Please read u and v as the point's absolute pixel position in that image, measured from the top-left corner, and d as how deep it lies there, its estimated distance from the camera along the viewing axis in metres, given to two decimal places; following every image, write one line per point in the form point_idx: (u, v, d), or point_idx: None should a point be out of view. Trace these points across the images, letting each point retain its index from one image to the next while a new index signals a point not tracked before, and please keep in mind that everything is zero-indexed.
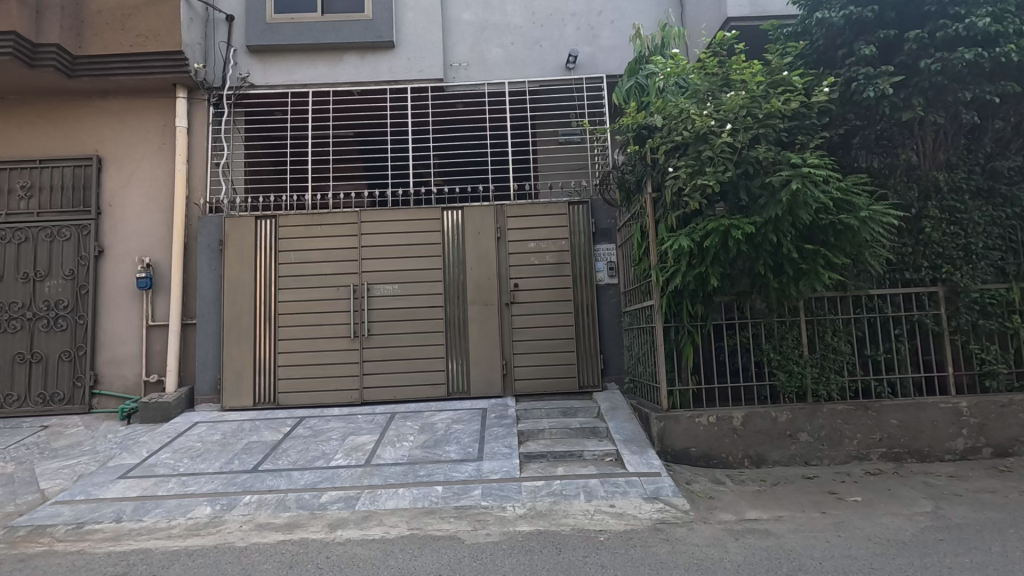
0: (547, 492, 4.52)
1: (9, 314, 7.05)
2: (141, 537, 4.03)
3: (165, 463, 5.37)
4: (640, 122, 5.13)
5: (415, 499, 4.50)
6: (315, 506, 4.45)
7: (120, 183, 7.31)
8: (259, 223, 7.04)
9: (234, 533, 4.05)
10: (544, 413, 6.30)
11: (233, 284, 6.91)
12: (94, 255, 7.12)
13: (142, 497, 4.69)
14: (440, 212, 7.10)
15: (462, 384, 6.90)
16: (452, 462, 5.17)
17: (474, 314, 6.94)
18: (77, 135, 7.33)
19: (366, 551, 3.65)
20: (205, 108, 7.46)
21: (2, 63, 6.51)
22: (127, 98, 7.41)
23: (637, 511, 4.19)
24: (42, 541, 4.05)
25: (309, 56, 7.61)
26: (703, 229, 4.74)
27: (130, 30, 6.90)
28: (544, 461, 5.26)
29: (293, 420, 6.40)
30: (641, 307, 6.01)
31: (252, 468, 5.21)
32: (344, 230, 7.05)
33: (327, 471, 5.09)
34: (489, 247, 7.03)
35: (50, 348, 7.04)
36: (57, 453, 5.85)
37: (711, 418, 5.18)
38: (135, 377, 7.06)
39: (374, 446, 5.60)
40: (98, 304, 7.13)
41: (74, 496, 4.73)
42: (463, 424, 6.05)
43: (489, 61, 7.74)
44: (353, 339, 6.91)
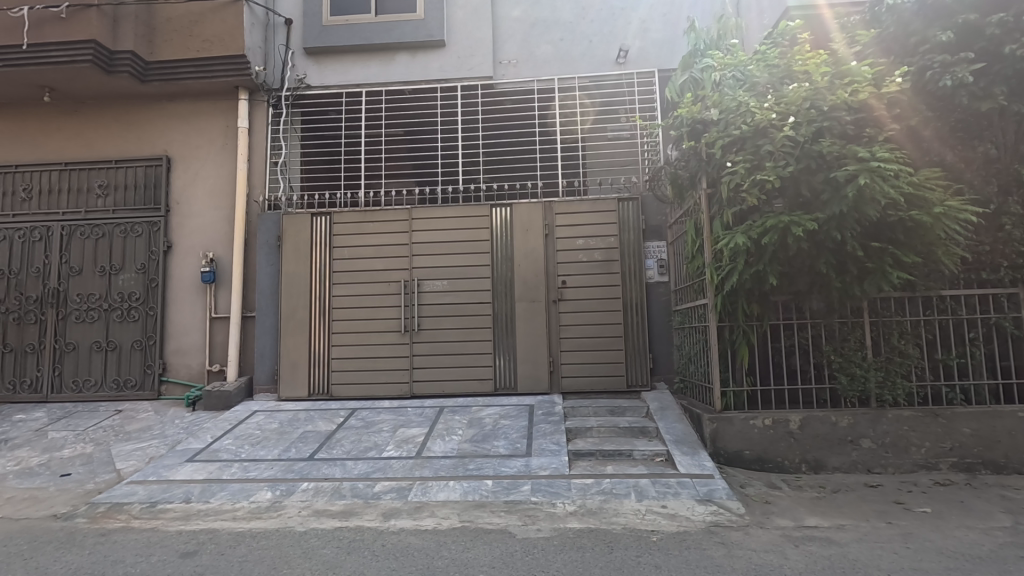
0: (597, 491, 4.50)
1: (87, 305, 7.53)
2: (208, 517, 4.25)
3: (228, 449, 5.63)
4: (696, 116, 5.02)
5: (466, 492, 4.56)
6: (369, 495, 4.57)
7: (187, 182, 7.69)
8: (315, 220, 7.26)
9: (294, 518, 4.21)
10: (591, 411, 6.27)
11: (290, 279, 7.17)
12: (163, 250, 7.53)
13: (208, 480, 4.94)
14: (489, 209, 7.15)
15: (509, 380, 6.93)
16: (501, 457, 5.21)
17: (521, 311, 6.97)
18: (148, 137, 7.75)
19: (420, 541, 3.72)
20: (265, 109, 7.75)
21: (82, 69, 6.95)
22: (193, 100, 7.79)
23: (689, 513, 4.12)
24: (120, 517, 4.32)
25: (363, 57, 7.81)
26: (762, 226, 4.58)
27: (197, 36, 7.25)
28: (593, 459, 5.23)
29: (346, 411, 6.59)
30: (694, 306, 5.88)
31: (308, 456, 5.40)
32: (396, 226, 7.21)
33: (380, 461, 5.22)
34: (537, 244, 7.04)
35: (123, 337, 7.49)
36: (131, 436, 6.22)
37: (767, 420, 5.03)
38: (199, 366, 7.42)
39: (424, 439, 5.70)
40: (167, 296, 7.53)
41: (146, 477, 5.02)
42: (511, 420, 6.09)
43: (538, 57, 7.74)
44: (403, 333, 7.06)
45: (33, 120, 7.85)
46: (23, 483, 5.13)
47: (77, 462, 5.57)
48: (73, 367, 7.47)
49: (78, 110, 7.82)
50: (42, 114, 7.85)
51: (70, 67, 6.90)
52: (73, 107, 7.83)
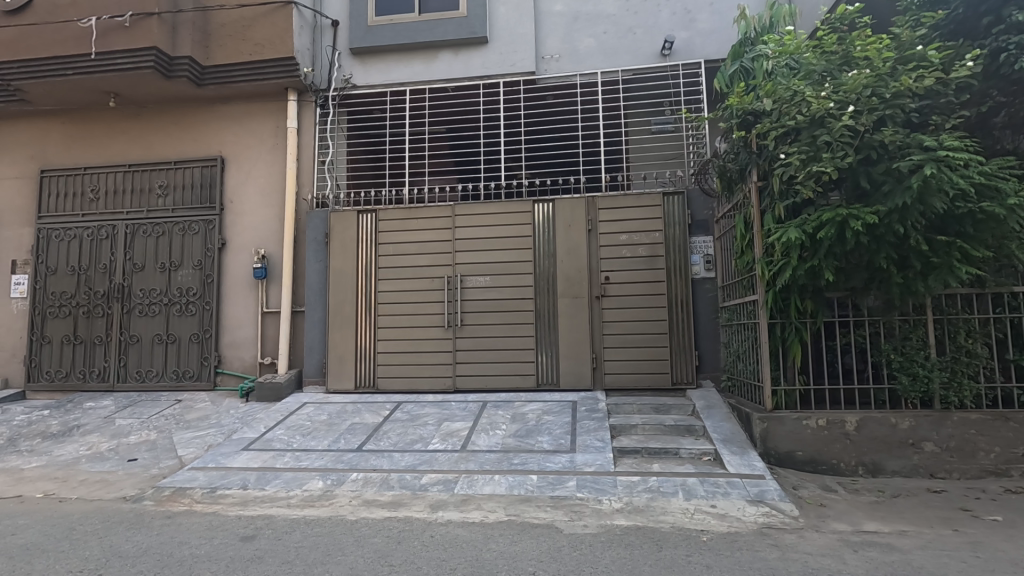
0: (644, 488, 4.46)
1: (150, 300, 7.92)
2: (264, 504, 4.42)
3: (281, 439, 5.83)
4: (747, 107, 4.88)
5: (511, 486, 4.59)
6: (416, 487, 4.66)
7: (240, 181, 7.98)
8: (361, 217, 7.43)
9: (345, 507, 4.33)
10: (636, 408, 6.22)
11: (337, 275, 7.35)
12: (219, 247, 7.84)
13: (263, 468, 5.13)
14: (531, 205, 7.15)
15: (551, 376, 6.92)
16: (545, 453, 5.22)
17: (564, 307, 6.95)
18: (204, 138, 8.08)
19: (467, 533, 3.76)
20: (313, 109, 7.95)
21: (144, 75, 7.29)
22: (246, 102, 8.07)
23: (740, 513, 4.03)
24: (184, 501, 4.54)
25: (407, 56, 7.91)
26: (817, 219, 4.42)
27: (250, 40, 7.51)
28: (638, 457, 5.17)
29: (392, 404, 6.72)
30: (743, 302, 5.73)
31: (357, 447, 5.53)
32: (439, 223, 7.30)
33: (426, 454, 5.31)
34: (580, 239, 7.00)
35: (181, 331, 7.84)
36: (190, 424, 6.52)
37: (821, 421, 4.86)
38: (252, 358, 7.70)
39: (468, 433, 5.76)
40: (221, 291, 7.84)
41: (206, 464, 5.26)
42: (554, 416, 6.08)
43: (581, 51, 7.67)
44: (446, 329, 7.15)
45: (100, 124, 8.30)
46: (95, 467, 5.45)
47: (142, 448, 5.89)
48: (136, 358, 7.88)
49: (140, 114, 8.22)
50: (108, 119, 8.28)
51: (133, 73, 7.24)
52: (136, 111, 8.23)
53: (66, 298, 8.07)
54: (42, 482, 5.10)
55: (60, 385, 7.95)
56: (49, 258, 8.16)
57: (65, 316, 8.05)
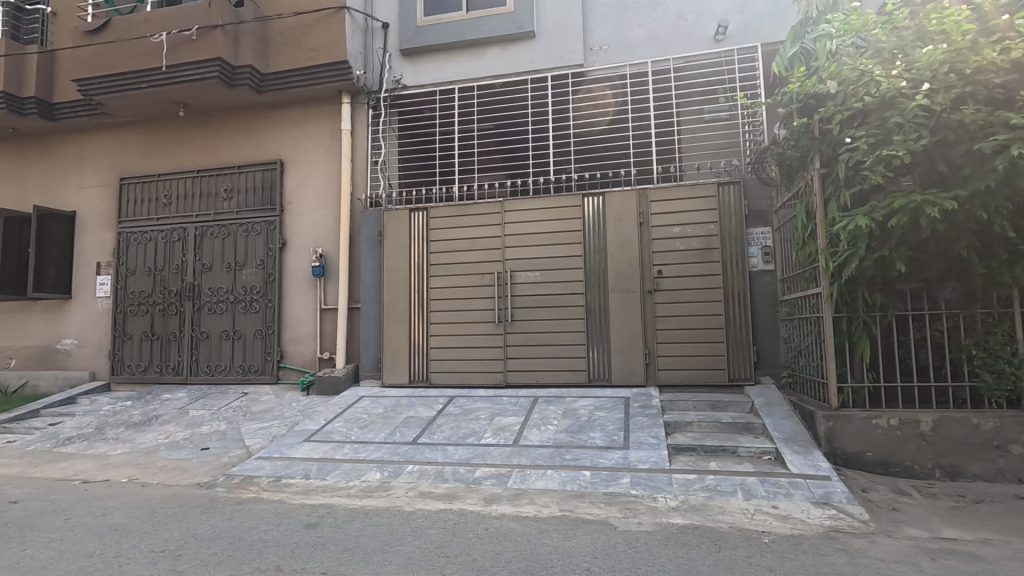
0: (700, 487, 4.35)
1: (218, 298, 8.37)
2: (326, 493, 4.60)
3: (340, 431, 6.04)
4: (810, 91, 4.65)
5: (564, 482, 4.58)
6: (470, 480, 4.73)
7: (298, 183, 8.30)
8: (413, 215, 7.58)
9: (402, 498, 4.44)
10: (691, 405, 6.08)
11: (391, 272, 7.54)
12: (280, 247, 8.19)
13: (324, 458, 5.34)
14: (581, 199, 7.09)
15: (603, 371, 6.86)
16: (598, 449, 5.18)
17: (616, 301, 6.86)
18: (265, 143, 8.44)
19: (521, 527, 3.78)
20: (365, 110, 8.16)
21: (210, 85, 7.68)
22: (302, 106, 8.37)
23: (804, 515, 3.86)
24: (252, 489, 4.79)
25: (455, 54, 8.00)
26: (888, 207, 4.17)
27: (306, 46, 7.78)
28: (694, 454, 5.05)
29: (445, 398, 6.84)
30: (805, 295, 5.48)
31: (412, 440, 5.66)
32: (489, 219, 7.35)
33: (479, 448, 5.37)
34: (632, 233, 6.88)
35: (247, 327, 8.25)
36: (256, 416, 6.86)
37: (892, 420, 4.59)
38: (312, 353, 8.01)
39: (521, 427, 5.79)
40: (283, 289, 8.19)
41: (271, 454, 5.52)
42: (606, 412, 6.03)
43: (630, 41, 7.52)
44: (497, 324, 7.19)
45: (171, 133, 8.82)
46: (172, 454, 5.82)
47: (214, 438, 6.24)
48: (207, 353, 8.35)
49: (207, 122, 8.69)
50: (178, 128, 8.79)
51: (200, 84, 7.64)
52: (203, 119, 8.70)
53: (144, 297, 8.64)
54: (126, 468, 5.50)
55: (139, 378, 8.54)
56: (129, 260, 8.76)
57: (143, 314, 8.62)
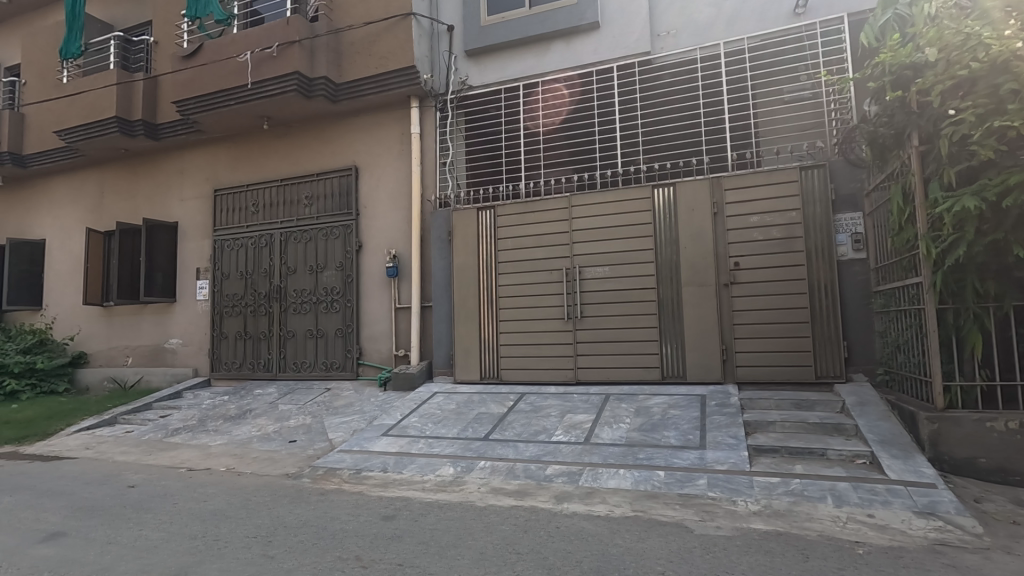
0: (785, 491, 4.10)
1: (302, 299, 8.88)
2: (402, 486, 4.76)
3: (415, 426, 6.23)
4: (904, 61, 4.25)
5: (637, 481, 4.48)
6: (541, 477, 4.73)
7: (372, 187, 8.62)
8: (481, 214, 7.68)
9: (474, 493, 4.52)
10: (773, 404, 5.75)
11: (461, 271, 7.67)
12: (356, 249, 8.56)
13: (400, 452, 5.53)
14: (650, 190, 6.88)
15: (677, 368, 6.63)
16: (672, 449, 5.01)
17: (689, 296, 6.61)
18: (341, 151, 8.84)
19: (593, 526, 3.73)
20: (433, 113, 8.34)
21: (290, 98, 8.14)
22: (374, 113, 8.69)
23: (905, 526, 3.54)
24: (335, 480, 5.04)
25: (519, 51, 8.03)
26: (1001, 184, 3.75)
27: (376, 55, 8.06)
28: (777, 457, 4.77)
29: (516, 395, 6.87)
30: (903, 285, 5.03)
31: (484, 436, 5.74)
32: (556, 215, 7.30)
33: (550, 445, 5.36)
34: (705, 223, 6.60)
35: (328, 326, 8.69)
36: (338, 410, 7.22)
37: (1011, 424, 4.12)
38: (388, 351, 8.30)
39: (592, 425, 5.72)
40: (360, 289, 8.55)
41: (352, 447, 5.79)
42: (681, 410, 5.83)
43: (701, 23, 7.20)
44: (566, 320, 7.15)
45: (257, 146, 9.44)
46: (263, 446, 6.25)
47: (300, 431, 6.64)
48: (293, 350, 8.88)
49: (288, 134, 9.22)
50: (263, 140, 9.39)
51: (281, 97, 8.11)
52: (285, 131, 9.24)
53: (237, 299, 9.32)
54: (224, 457, 5.96)
55: (235, 374, 9.23)
56: (224, 265, 9.47)
57: (237, 315, 9.30)
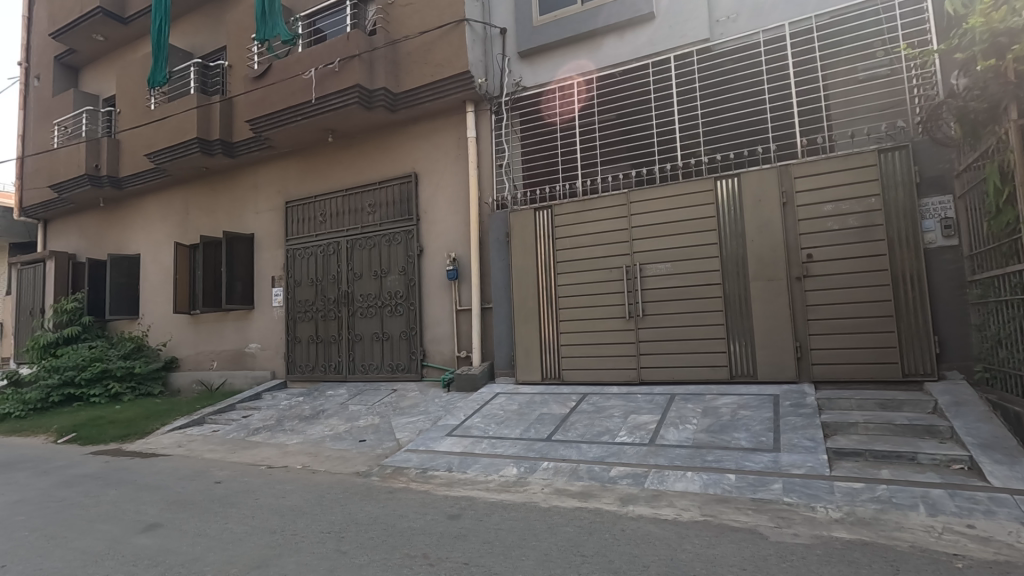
0: (870, 498, 3.83)
1: (368, 303, 9.21)
2: (467, 486, 4.82)
3: (478, 426, 6.30)
4: (998, 26, 3.79)
5: (706, 485, 4.32)
6: (606, 479, 4.66)
7: (431, 192, 8.80)
8: (539, 214, 7.67)
9: (538, 494, 4.51)
10: (854, 404, 5.41)
11: (520, 271, 7.70)
12: (418, 253, 8.77)
13: (464, 452, 5.61)
14: (713, 182, 6.64)
15: (747, 367, 6.35)
16: (743, 451, 4.80)
17: (758, 291, 6.32)
18: (401, 158, 9.09)
19: (660, 531, 3.63)
20: (488, 116, 8.40)
21: (351, 110, 8.46)
22: (431, 120, 8.87)
23: (1012, 538, 3.21)
24: (402, 479, 5.19)
25: (572, 49, 7.99)
26: None
27: (431, 63, 8.24)
28: (861, 461, 4.47)
29: (578, 395, 6.81)
30: (1003, 274, 4.58)
31: (547, 437, 5.73)
32: (615, 213, 7.18)
33: (614, 446, 5.27)
34: (774, 214, 6.29)
35: (393, 329, 8.96)
36: (404, 411, 7.43)
37: None
38: (450, 352, 8.44)
39: (657, 426, 5.58)
40: (422, 292, 8.75)
41: (418, 446, 5.93)
42: (751, 411, 5.58)
43: (763, 5, 6.88)
44: (628, 319, 7.02)
45: (323, 158, 9.87)
46: (336, 445, 6.52)
47: (369, 431, 6.88)
48: (361, 353, 9.22)
49: (352, 145, 9.59)
50: (328, 152, 9.82)
51: (344, 110, 8.44)
52: (348, 142, 9.62)
53: (309, 305, 9.79)
54: (300, 456, 6.28)
55: (309, 376, 9.69)
56: (296, 272, 9.98)
57: (309, 319, 9.77)
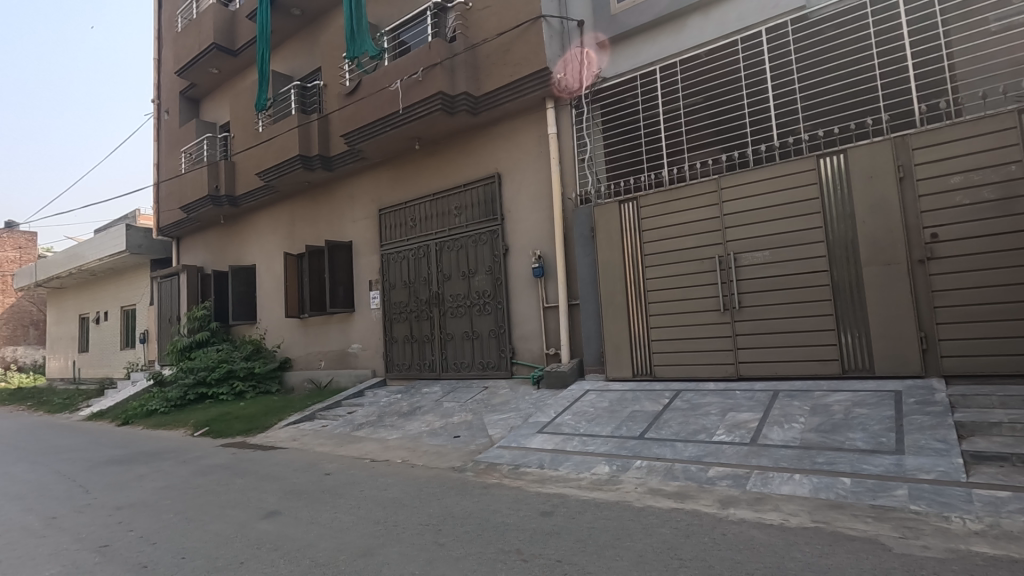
0: (1019, 509, 3.35)
1: (458, 302, 9.48)
2: (559, 483, 4.82)
3: (568, 423, 6.28)
4: None
5: (817, 489, 4.01)
6: (703, 479, 4.46)
7: (514, 191, 8.88)
8: (623, 207, 7.50)
9: (631, 493, 4.41)
10: (996, 401, 4.77)
11: (607, 266, 7.56)
12: (504, 252, 8.89)
13: (555, 449, 5.61)
14: (815, 160, 6.14)
15: (861, 360, 5.81)
16: (860, 453, 4.39)
17: (872, 277, 5.76)
18: (484, 160, 9.26)
19: (765, 536, 3.41)
20: (568, 111, 8.32)
21: (435, 117, 8.74)
22: (512, 119, 8.94)
23: None
24: (495, 475, 5.29)
25: (654, 34, 7.75)
26: None
27: (510, 62, 8.31)
28: (1006, 466, 3.93)
29: (671, 392, 6.57)
30: None
31: (639, 435, 5.59)
32: (704, 200, 6.85)
33: (711, 445, 5.03)
34: (889, 191, 5.70)
35: (483, 327, 9.15)
36: (496, 408, 7.57)
37: None
38: (539, 350, 8.47)
39: (759, 425, 5.25)
40: (509, 291, 8.86)
41: (510, 443, 6.01)
42: (869, 409, 5.09)
43: None
44: (723, 312, 6.67)
45: (411, 165, 10.28)
46: (432, 441, 6.78)
47: (463, 427, 7.07)
48: (453, 351, 9.52)
49: (437, 150, 9.90)
50: (416, 159, 10.21)
51: (428, 118, 8.74)
52: (434, 148, 9.95)
53: (403, 306, 10.25)
54: (400, 450, 6.59)
55: (406, 374, 10.15)
56: (391, 276, 10.49)
57: (404, 320, 10.23)
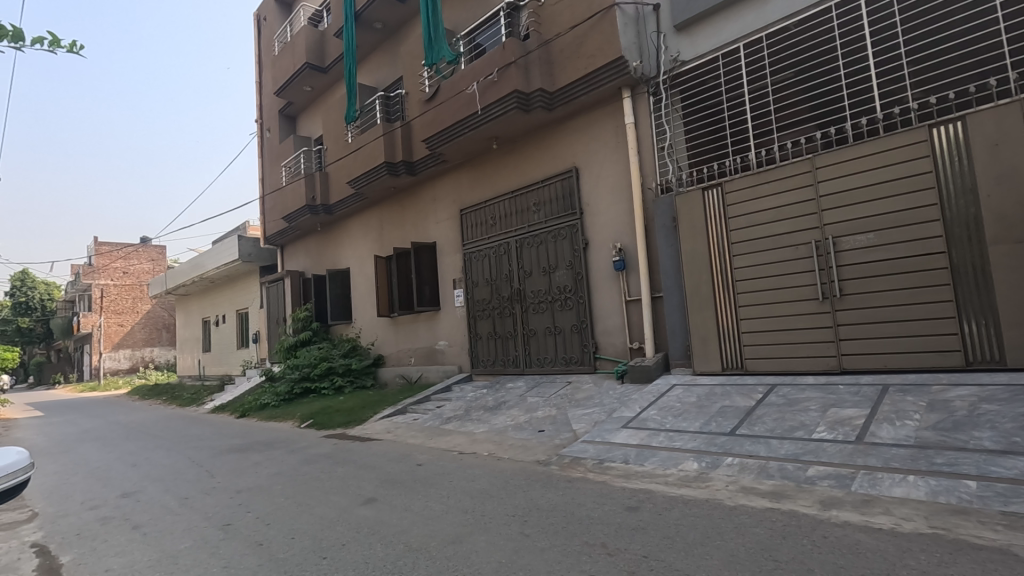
0: None
1: (540, 298, 9.56)
2: (645, 479, 4.74)
3: (654, 418, 6.14)
4: None
5: (935, 492, 3.65)
6: (802, 479, 4.20)
7: (592, 184, 8.79)
8: (707, 194, 7.21)
9: (722, 491, 4.24)
10: None
11: (690, 256, 7.30)
12: (583, 247, 8.84)
13: (641, 445, 5.52)
14: (925, 131, 5.58)
15: (989, 350, 5.21)
16: (987, 454, 3.95)
17: (1000, 258, 5.13)
18: (562, 154, 9.24)
19: (873, 541, 3.16)
20: (646, 99, 8.10)
21: (512, 116, 8.86)
22: (589, 111, 8.85)
23: None
24: (580, 469, 5.29)
25: (736, 11, 7.35)
26: None
27: (584, 55, 8.22)
28: None
29: (765, 387, 6.23)
30: None
31: (729, 431, 5.35)
32: (797, 183, 6.43)
33: (810, 443, 4.72)
34: (1018, 159, 5.05)
35: (564, 322, 9.16)
36: (580, 403, 7.56)
37: None
38: (622, 344, 8.33)
39: (865, 421, 4.86)
40: (591, 285, 8.80)
41: (595, 437, 5.99)
42: (999, 405, 4.55)
43: None
44: (822, 301, 6.23)
45: (490, 164, 10.48)
46: (518, 434, 6.90)
47: (548, 422, 7.14)
48: (537, 347, 9.60)
49: (515, 148, 10.02)
50: (494, 159, 10.39)
51: (505, 117, 8.88)
52: (511, 146, 10.07)
53: (486, 304, 10.48)
54: (487, 443, 6.77)
55: (491, 370, 10.37)
56: (473, 274, 10.76)
57: (488, 317, 10.45)
